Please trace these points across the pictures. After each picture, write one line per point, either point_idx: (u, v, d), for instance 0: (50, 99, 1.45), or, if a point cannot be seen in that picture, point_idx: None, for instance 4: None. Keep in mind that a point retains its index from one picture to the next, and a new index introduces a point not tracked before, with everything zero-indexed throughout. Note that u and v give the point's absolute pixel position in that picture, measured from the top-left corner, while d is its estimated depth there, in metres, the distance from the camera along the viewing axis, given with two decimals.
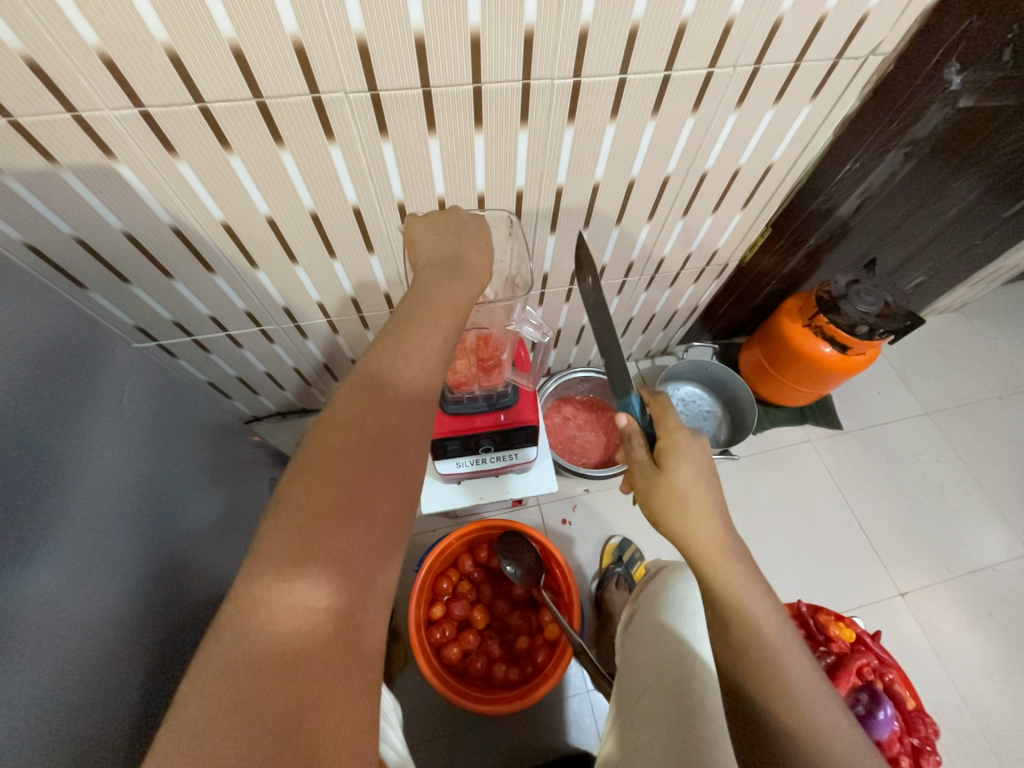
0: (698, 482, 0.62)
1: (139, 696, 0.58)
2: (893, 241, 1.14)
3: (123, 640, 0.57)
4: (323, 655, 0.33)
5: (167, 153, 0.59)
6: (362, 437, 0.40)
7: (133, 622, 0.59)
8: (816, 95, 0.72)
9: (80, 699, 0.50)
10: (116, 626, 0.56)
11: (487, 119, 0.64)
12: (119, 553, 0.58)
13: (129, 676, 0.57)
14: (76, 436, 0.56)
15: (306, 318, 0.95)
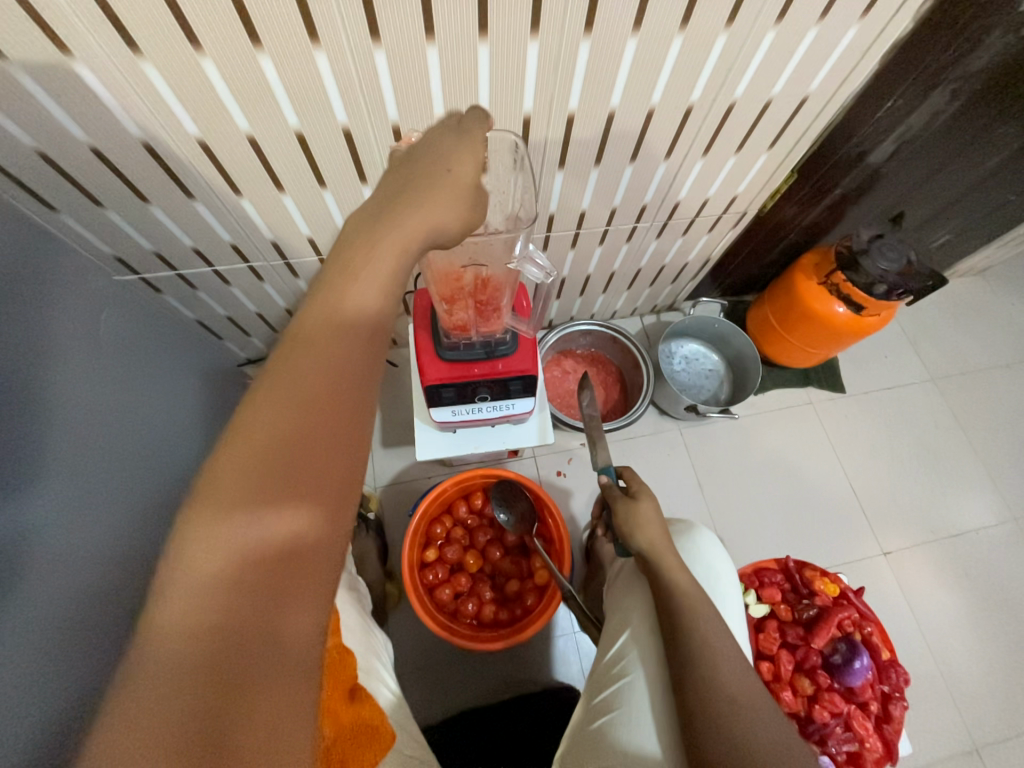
0: (662, 524, 0.69)
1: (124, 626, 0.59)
2: (925, 195, 1.07)
3: (102, 575, 0.57)
4: (251, 638, 0.30)
5: (130, 52, 0.53)
6: (292, 394, 0.35)
7: (110, 558, 0.58)
8: (867, 11, 0.64)
9: (52, 630, 0.50)
10: (94, 560, 0.56)
11: (493, 25, 0.56)
12: (90, 491, 0.57)
13: (113, 610, 0.58)
14: (38, 369, 0.53)
15: (297, 255, 0.89)
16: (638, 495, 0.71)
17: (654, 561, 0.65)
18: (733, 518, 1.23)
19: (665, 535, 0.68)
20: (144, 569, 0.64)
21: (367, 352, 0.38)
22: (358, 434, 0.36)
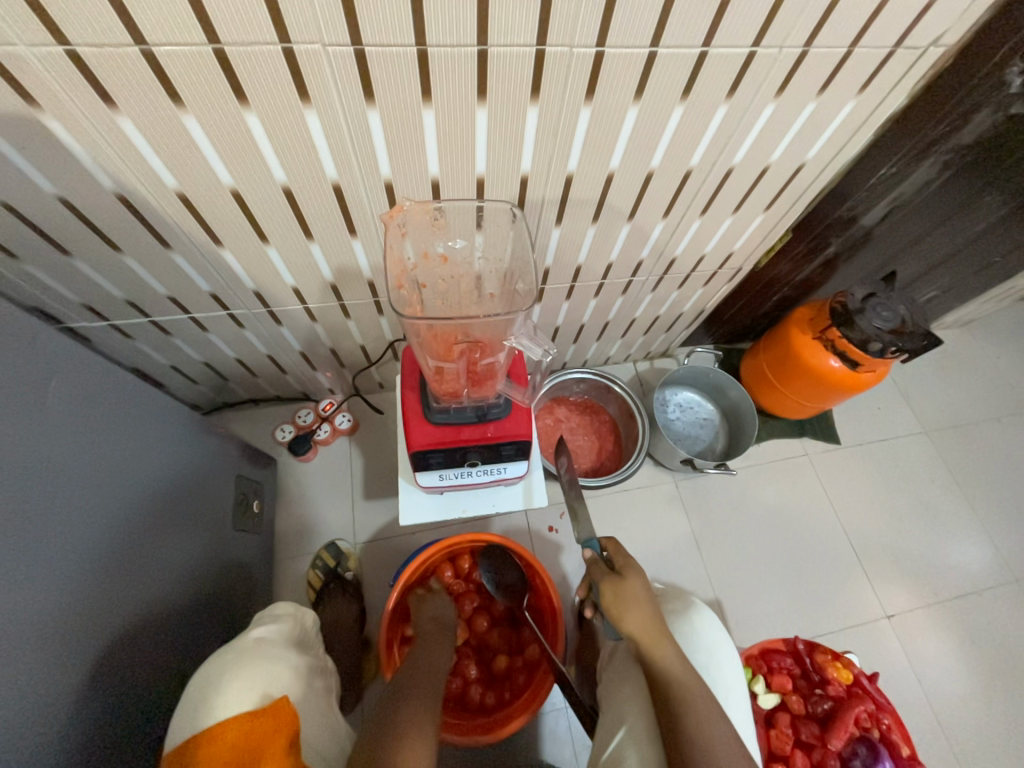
0: (653, 605, 0.63)
1: (43, 741, 0.51)
2: (914, 254, 1.08)
3: (18, 686, 0.49)
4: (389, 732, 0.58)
5: (105, 107, 0.49)
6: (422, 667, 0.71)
7: (30, 662, 0.51)
8: (863, 88, 0.64)
9: None
10: (11, 667, 0.48)
11: (492, 91, 0.55)
12: (9, 584, 0.49)
13: (28, 730, 0.49)
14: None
15: (281, 304, 0.85)
16: (625, 573, 0.66)
17: (646, 649, 0.60)
18: (731, 578, 1.18)
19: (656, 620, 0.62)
20: (76, 667, 0.56)
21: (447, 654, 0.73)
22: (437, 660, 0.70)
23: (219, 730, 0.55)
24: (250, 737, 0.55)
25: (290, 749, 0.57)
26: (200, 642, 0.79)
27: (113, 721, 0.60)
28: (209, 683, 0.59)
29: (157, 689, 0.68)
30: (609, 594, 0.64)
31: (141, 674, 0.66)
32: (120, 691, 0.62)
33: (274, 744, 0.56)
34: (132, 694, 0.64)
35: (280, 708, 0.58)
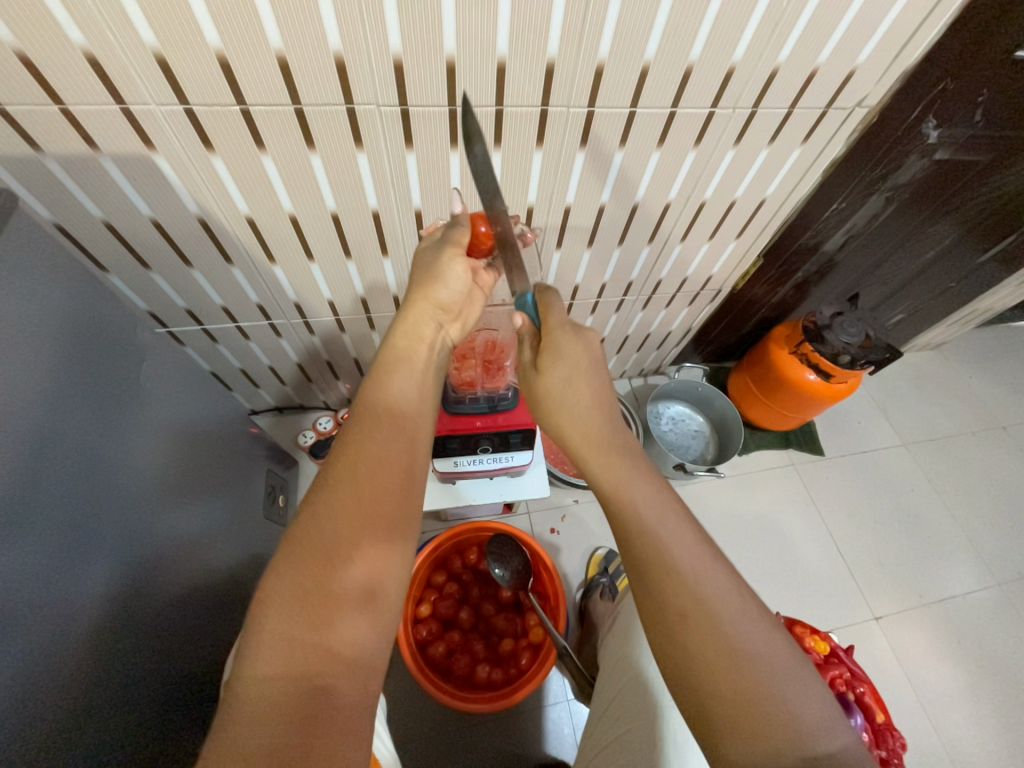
0: (582, 344, 0.60)
1: (108, 687, 0.57)
2: (876, 279, 1.21)
3: (93, 633, 0.56)
4: (301, 670, 0.41)
5: (204, 149, 0.63)
6: (356, 502, 0.49)
7: (104, 614, 0.57)
8: (807, 138, 0.79)
9: (58, 678, 0.51)
10: (91, 615, 0.55)
11: (506, 139, 0.69)
12: (106, 539, 0.59)
13: (96, 675, 0.55)
14: (53, 419, 0.54)
15: (316, 315, 0.98)
16: (544, 366, 0.60)
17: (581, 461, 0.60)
18: None
19: (580, 351, 0.60)
20: (136, 624, 0.62)
21: (397, 495, 0.52)
22: (394, 518, 0.50)
23: None
24: None
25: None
26: (229, 620, 0.86)
27: (159, 683, 0.66)
28: None
29: (196, 657, 0.75)
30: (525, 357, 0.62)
31: (184, 641, 0.72)
32: (166, 654, 0.68)
33: None
34: (175, 661, 0.70)
35: None
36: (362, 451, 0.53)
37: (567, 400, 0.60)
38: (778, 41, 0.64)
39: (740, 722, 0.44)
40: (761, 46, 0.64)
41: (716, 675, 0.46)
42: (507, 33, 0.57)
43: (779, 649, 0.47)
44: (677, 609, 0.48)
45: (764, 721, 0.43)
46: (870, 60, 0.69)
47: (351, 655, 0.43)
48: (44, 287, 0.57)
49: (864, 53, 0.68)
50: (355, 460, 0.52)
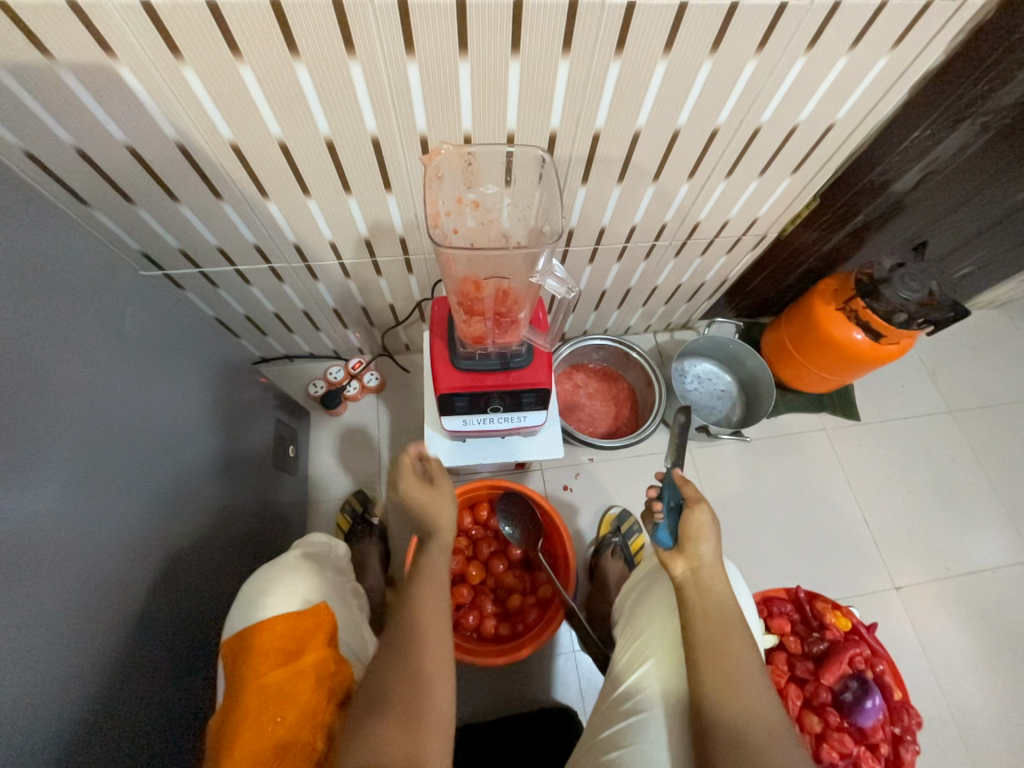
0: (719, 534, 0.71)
1: (118, 628, 0.58)
2: (949, 225, 1.05)
3: (92, 579, 0.56)
4: (410, 673, 0.54)
5: (172, 57, 0.54)
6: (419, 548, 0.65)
7: (102, 562, 0.57)
8: (898, 43, 0.64)
9: (58, 624, 0.51)
10: (86, 559, 0.55)
11: (526, 43, 0.57)
12: (87, 486, 0.56)
13: (101, 618, 0.56)
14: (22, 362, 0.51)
15: (318, 259, 0.90)
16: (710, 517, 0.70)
17: (719, 603, 0.65)
18: (741, 543, 1.21)
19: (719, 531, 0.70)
20: (141, 570, 0.63)
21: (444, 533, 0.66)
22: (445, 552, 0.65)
23: (265, 628, 0.57)
24: (295, 631, 0.57)
25: (333, 641, 0.59)
26: (245, 563, 0.87)
27: (174, 625, 0.67)
28: (259, 590, 0.61)
29: (212, 601, 0.76)
30: (699, 516, 0.68)
31: (197, 585, 0.73)
32: (177, 598, 0.69)
33: (316, 638, 0.58)
34: (188, 606, 0.71)
35: (321, 609, 0.60)
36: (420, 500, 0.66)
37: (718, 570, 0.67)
38: None
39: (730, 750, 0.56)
40: None
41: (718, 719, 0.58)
42: None
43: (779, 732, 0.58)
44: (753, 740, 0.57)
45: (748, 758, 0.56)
46: None
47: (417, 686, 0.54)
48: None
49: None
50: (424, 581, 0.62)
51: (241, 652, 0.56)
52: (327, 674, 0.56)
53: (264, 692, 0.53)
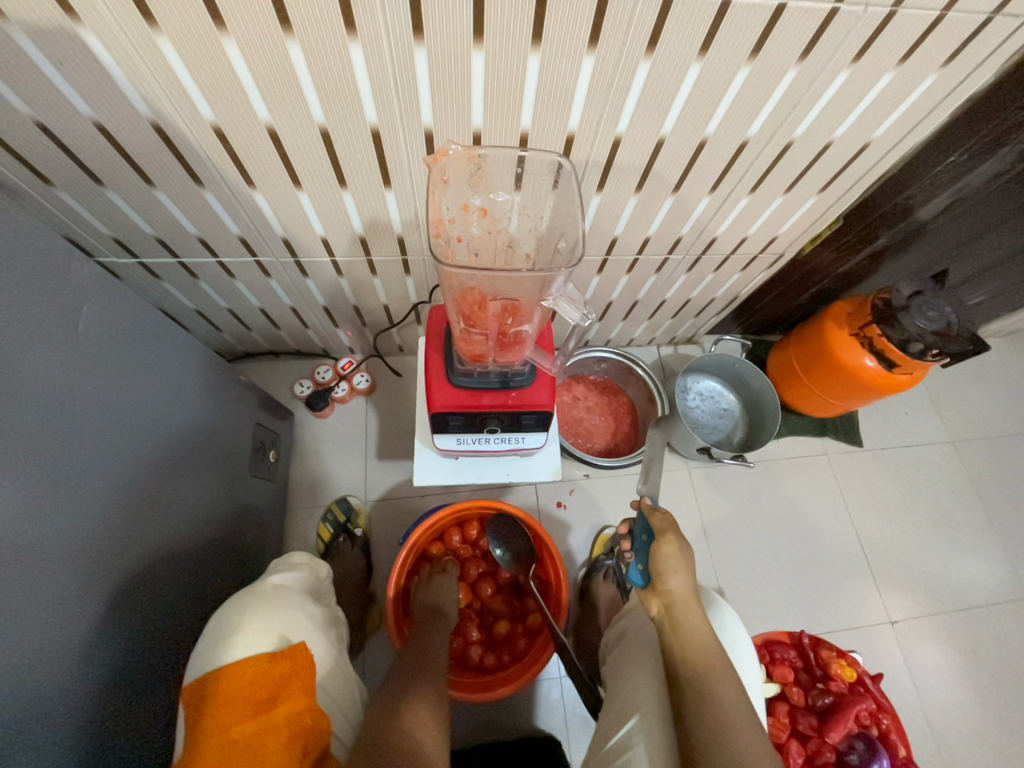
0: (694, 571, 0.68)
1: (62, 665, 0.52)
2: (971, 254, 1.01)
3: (37, 608, 0.49)
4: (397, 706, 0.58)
5: (146, 24, 0.48)
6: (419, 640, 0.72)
7: (46, 588, 0.51)
8: (949, 60, 0.59)
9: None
10: (29, 587, 0.49)
11: (548, 35, 0.51)
12: (29, 505, 0.49)
13: (46, 652, 0.50)
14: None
15: (308, 256, 0.84)
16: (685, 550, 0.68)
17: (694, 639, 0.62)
18: (737, 568, 1.17)
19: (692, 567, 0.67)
20: (98, 595, 0.57)
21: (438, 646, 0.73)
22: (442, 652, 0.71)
23: (233, 671, 0.51)
24: (267, 678, 0.52)
25: (312, 689, 0.54)
26: (216, 578, 0.82)
27: (131, 655, 0.61)
28: (226, 626, 0.55)
29: (176, 621, 0.71)
30: (666, 550, 0.66)
31: (160, 608, 0.67)
32: (138, 622, 0.63)
33: (292, 687, 0.53)
34: (150, 630, 0.65)
35: (298, 651, 0.55)
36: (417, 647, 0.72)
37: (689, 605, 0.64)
38: None
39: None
40: None
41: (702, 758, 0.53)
42: None
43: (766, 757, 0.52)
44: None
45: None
46: None
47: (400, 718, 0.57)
48: None
49: None
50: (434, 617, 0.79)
51: (204, 699, 0.51)
52: (301, 730, 0.52)
53: (230, 747, 0.48)
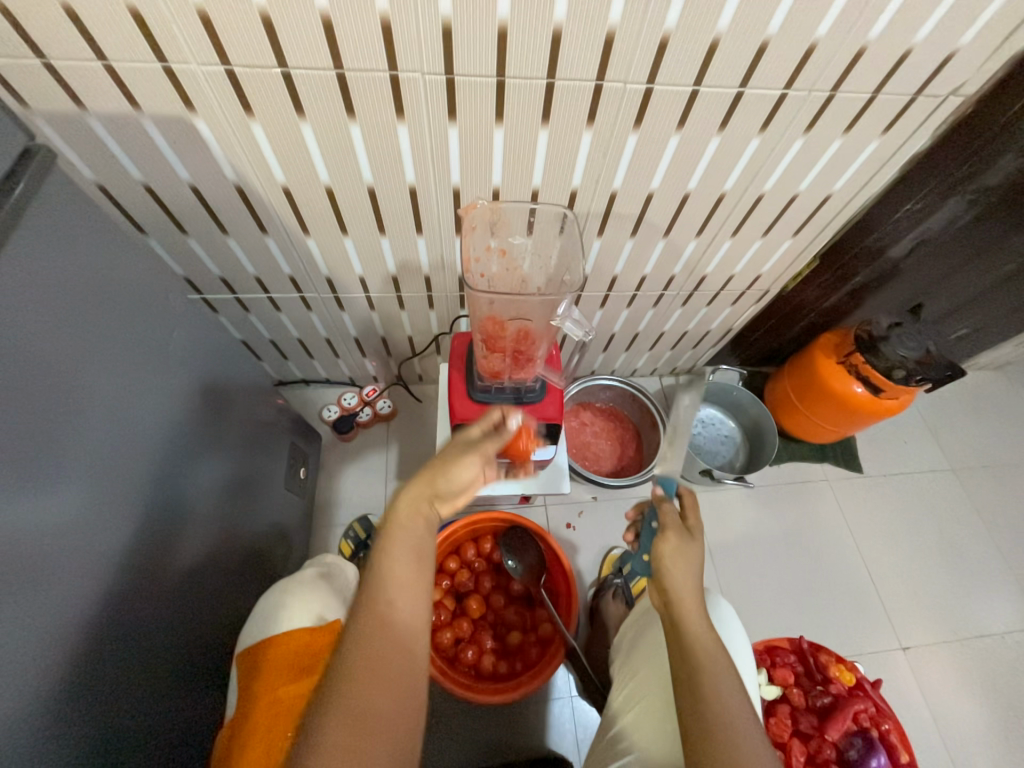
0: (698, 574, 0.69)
1: (140, 646, 0.58)
2: (944, 290, 1.11)
3: (112, 594, 0.54)
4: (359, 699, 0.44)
5: (244, 113, 0.62)
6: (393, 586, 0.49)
7: (136, 574, 0.57)
8: (888, 129, 0.71)
9: (90, 638, 0.51)
10: (127, 573, 0.56)
11: (554, 116, 0.64)
12: (129, 500, 0.56)
13: (115, 638, 0.54)
14: (81, 374, 0.51)
15: (346, 292, 0.96)
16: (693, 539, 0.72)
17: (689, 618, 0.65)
18: (744, 592, 1.20)
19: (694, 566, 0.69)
20: (159, 588, 0.61)
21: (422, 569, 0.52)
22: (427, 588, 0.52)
23: (281, 640, 0.58)
24: (308, 647, 0.58)
25: None
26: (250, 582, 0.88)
27: (190, 645, 0.66)
28: (271, 607, 0.62)
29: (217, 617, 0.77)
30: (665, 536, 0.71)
31: (213, 607, 0.73)
32: (197, 616, 0.69)
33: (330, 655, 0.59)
34: (205, 625, 0.70)
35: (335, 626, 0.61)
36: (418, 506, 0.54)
37: (689, 604, 0.66)
38: (870, 15, 0.57)
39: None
40: (851, 20, 0.57)
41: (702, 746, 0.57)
42: None
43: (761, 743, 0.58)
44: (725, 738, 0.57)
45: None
46: (976, 40, 0.61)
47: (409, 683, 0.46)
48: (96, 232, 0.54)
49: (970, 32, 0.60)
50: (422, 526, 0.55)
51: (255, 667, 0.57)
52: None
53: (276, 706, 0.54)
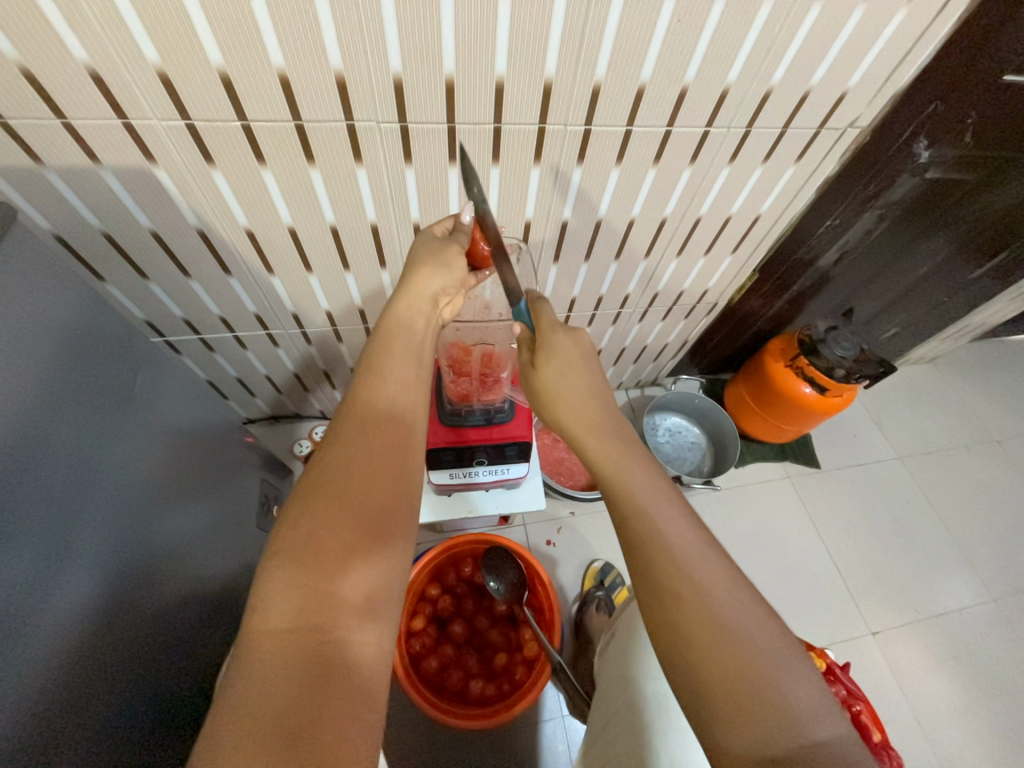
0: (572, 343, 0.60)
1: (116, 706, 0.55)
2: (870, 293, 1.22)
3: (72, 653, 0.50)
4: (302, 656, 0.36)
5: (205, 163, 0.64)
6: (331, 521, 0.42)
7: (109, 631, 0.55)
8: (800, 157, 0.80)
9: (64, 703, 0.49)
10: (100, 631, 0.54)
11: (504, 155, 0.70)
12: (100, 555, 0.55)
13: (75, 700, 0.50)
14: (37, 425, 0.49)
15: (313, 326, 0.98)
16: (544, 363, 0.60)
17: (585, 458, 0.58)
18: None
19: (577, 363, 0.60)
20: (124, 642, 0.57)
21: (369, 491, 0.45)
22: (377, 504, 0.44)
23: None
24: None
25: None
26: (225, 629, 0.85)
27: (167, 701, 0.64)
28: None
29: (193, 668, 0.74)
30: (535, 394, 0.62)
31: (190, 658, 0.70)
32: (174, 668, 0.66)
33: None
34: (182, 677, 0.68)
35: None
36: (360, 436, 0.48)
37: (562, 394, 0.59)
38: (771, 64, 0.65)
39: (734, 717, 0.42)
40: (756, 68, 0.65)
41: (717, 694, 0.43)
42: (506, 53, 0.58)
43: (800, 668, 0.44)
44: (671, 591, 0.46)
45: (758, 716, 0.41)
46: (861, 82, 0.70)
47: (353, 673, 0.37)
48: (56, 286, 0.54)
49: (856, 76, 0.69)
50: (396, 323, 0.59)
51: None
52: None
53: None
